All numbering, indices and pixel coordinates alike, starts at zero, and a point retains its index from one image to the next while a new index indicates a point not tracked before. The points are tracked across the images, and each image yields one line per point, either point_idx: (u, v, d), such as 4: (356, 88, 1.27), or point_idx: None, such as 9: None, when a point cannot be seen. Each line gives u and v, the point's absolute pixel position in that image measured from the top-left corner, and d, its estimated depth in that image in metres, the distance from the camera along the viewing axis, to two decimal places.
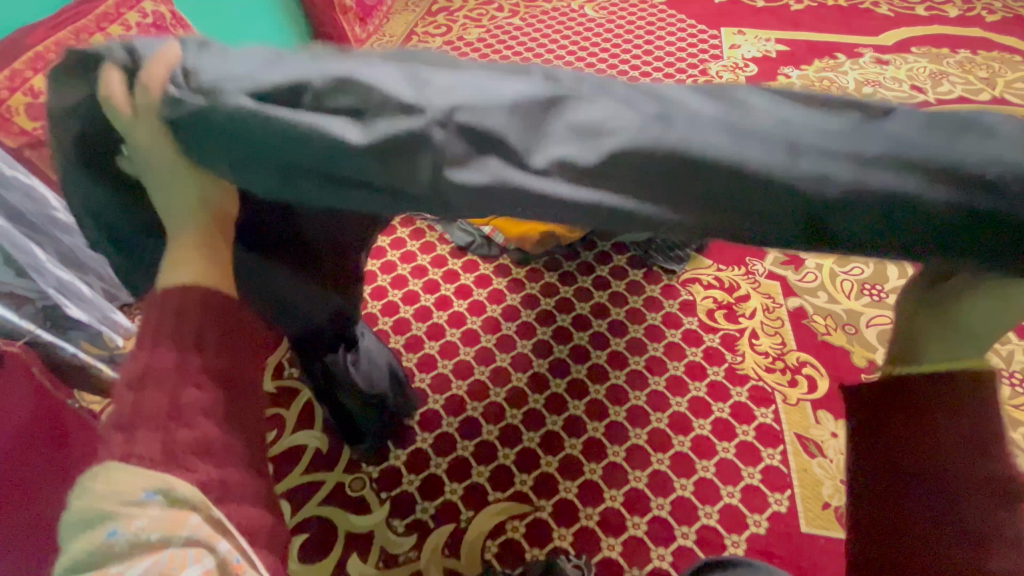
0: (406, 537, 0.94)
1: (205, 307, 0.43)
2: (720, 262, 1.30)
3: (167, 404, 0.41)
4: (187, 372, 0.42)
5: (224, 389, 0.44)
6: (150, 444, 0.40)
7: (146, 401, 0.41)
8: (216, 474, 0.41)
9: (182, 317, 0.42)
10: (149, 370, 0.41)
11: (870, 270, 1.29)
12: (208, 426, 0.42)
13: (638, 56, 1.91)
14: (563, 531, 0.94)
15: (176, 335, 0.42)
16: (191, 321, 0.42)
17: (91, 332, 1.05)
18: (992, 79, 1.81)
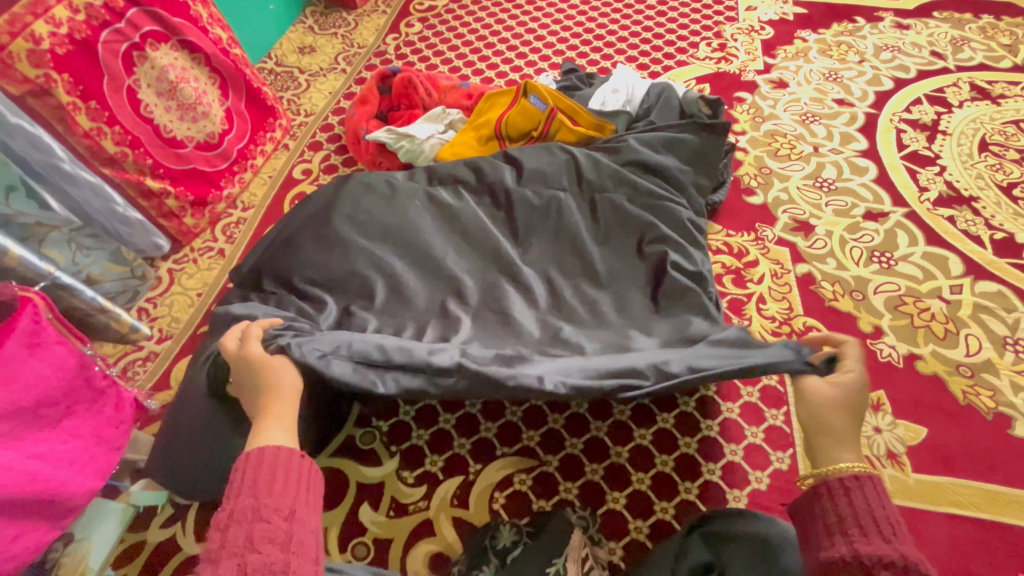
0: (415, 488, 0.96)
1: (273, 463, 0.59)
2: (729, 228, 1.30)
3: (245, 537, 0.53)
4: (259, 513, 0.54)
5: (287, 523, 0.55)
6: (230, 567, 0.51)
7: (230, 537, 0.53)
8: (278, 562, 0.52)
9: (258, 471, 0.58)
10: (233, 519, 0.54)
11: (880, 238, 1.28)
12: (273, 550, 0.53)
13: (651, 17, 1.85)
14: (569, 485, 0.96)
15: (256, 487, 0.56)
16: (267, 476, 0.58)
17: (112, 252, 1.16)
18: (1014, 46, 1.76)
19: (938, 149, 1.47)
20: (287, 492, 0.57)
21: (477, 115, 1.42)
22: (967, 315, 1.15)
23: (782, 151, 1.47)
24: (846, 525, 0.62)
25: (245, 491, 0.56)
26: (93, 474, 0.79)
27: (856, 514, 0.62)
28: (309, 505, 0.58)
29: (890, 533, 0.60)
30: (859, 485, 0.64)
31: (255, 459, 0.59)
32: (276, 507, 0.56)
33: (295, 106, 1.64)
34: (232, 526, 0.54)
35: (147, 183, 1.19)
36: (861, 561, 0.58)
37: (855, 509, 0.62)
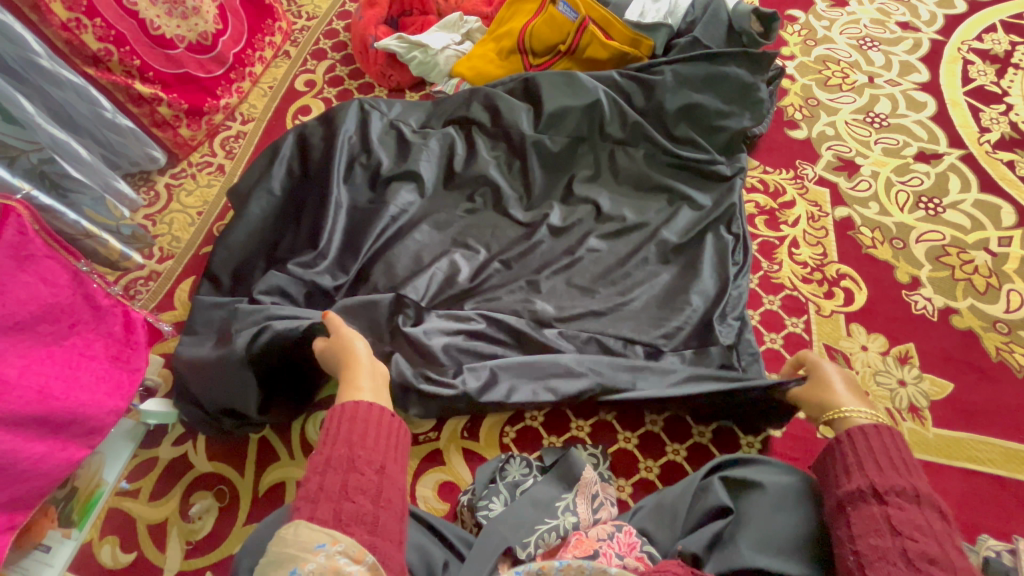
0: (425, 419, 0.95)
1: (367, 415, 0.58)
2: (767, 164, 1.21)
3: (341, 483, 0.52)
4: (354, 464, 0.54)
5: (378, 476, 0.54)
6: (327, 508, 0.50)
7: (326, 482, 0.52)
8: (370, 507, 0.52)
9: (354, 423, 0.57)
10: (331, 464, 0.54)
11: (929, 181, 1.19)
12: (365, 500, 0.52)
13: None
14: (580, 423, 0.95)
15: (351, 437, 0.56)
16: (360, 428, 0.57)
17: (94, 197, 1.01)
18: None
19: (1007, 84, 1.33)
20: (378, 445, 0.57)
21: (499, 24, 1.28)
22: (1012, 269, 1.08)
23: (833, 80, 1.33)
24: (867, 463, 0.66)
25: (339, 437, 0.56)
26: (105, 393, 0.78)
27: (873, 455, 0.66)
28: (397, 464, 0.58)
29: (907, 470, 0.64)
30: (876, 429, 0.69)
31: (349, 414, 0.58)
32: (367, 458, 0.55)
33: (296, 7, 1.48)
34: (328, 471, 0.53)
35: (136, 88, 1.09)
36: (878, 488, 0.63)
37: (874, 448, 0.67)
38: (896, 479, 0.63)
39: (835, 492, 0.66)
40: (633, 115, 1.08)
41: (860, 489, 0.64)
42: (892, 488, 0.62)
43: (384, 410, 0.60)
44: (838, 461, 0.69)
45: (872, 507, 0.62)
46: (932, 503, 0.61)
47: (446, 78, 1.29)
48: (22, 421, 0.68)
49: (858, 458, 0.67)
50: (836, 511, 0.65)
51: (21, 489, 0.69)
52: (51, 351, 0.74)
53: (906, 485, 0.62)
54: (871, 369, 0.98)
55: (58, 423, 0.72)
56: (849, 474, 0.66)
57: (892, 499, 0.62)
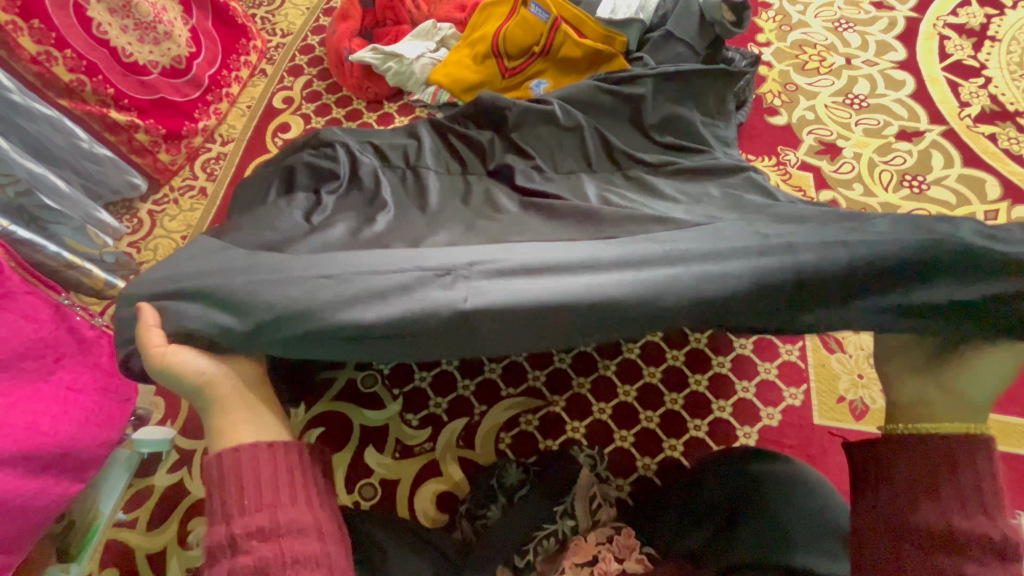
0: (419, 430, 0.95)
1: (239, 470, 0.54)
2: (749, 152, 1.20)
3: (231, 563, 0.51)
4: (237, 543, 0.51)
5: (266, 540, 0.52)
6: None
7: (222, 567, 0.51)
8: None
9: (228, 488, 0.54)
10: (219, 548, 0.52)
11: (912, 160, 1.18)
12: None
13: None
14: (575, 424, 0.94)
15: (229, 507, 0.53)
16: (236, 490, 0.54)
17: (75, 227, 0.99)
18: None
19: (985, 58, 1.32)
20: (260, 503, 0.53)
21: (472, 30, 1.28)
22: None
23: (811, 64, 1.33)
24: (944, 483, 0.52)
25: (221, 513, 0.54)
26: (95, 425, 0.79)
27: (958, 480, 0.51)
28: (293, 509, 0.54)
29: (994, 506, 0.50)
30: (969, 445, 0.52)
31: (220, 478, 0.54)
32: (250, 530, 0.52)
33: (270, 25, 1.48)
34: (221, 557, 0.52)
35: (112, 116, 1.09)
36: (954, 531, 0.50)
37: (962, 466, 0.52)
38: (987, 524, 0.50)
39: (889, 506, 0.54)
40: (618, 144, 1.01)
41: (925, 525, 0.51)
42: (975, 535, 0.49)
43: (256, 455, 0.55)
44: (909, 466, 0.54)
45: (935, 552, 0.50)
46: (1016, 556, 0.49)
47: (423, 86, 1.29)
48: (13, 460, 0.67)
49: (948, 473, 0.52)
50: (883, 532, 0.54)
51: (15, 527, 0.68)
52: (37, 387, 0.73)
53: (989, 532, 0.49)
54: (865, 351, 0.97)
55: (49, 460, 0.72)
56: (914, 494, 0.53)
57: (973, 551, 0.49)
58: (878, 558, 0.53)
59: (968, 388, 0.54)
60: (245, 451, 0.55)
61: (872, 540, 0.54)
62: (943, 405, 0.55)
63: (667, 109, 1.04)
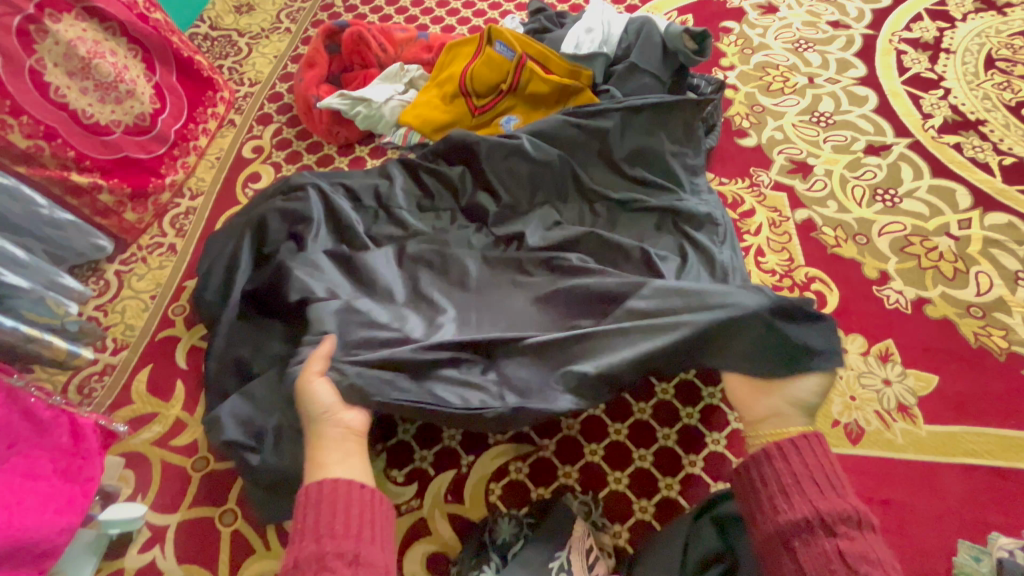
0: (405, 487, 0.91)
1: (332, 499, 0.61)
2: (722, 176, 1.21)
3: None
4: (325, 560, 0.56)
5: (351, 568, 0.56)
6: None
7: None
8: None
9: (320, 509, 0.60)
10: (299, 562, 0.57)
11: (882, 174, 1.19)
12: None
13: None
14: (567, 469, 0.91)
15: (318, 527, 0.59)
16: (328, 513, 0.60)
17: (32, 298, 0.93)
18: None
19: (942, 70, 1.36)
20: (347, 531, 0.59)
21: (440, 70, 1.28)
22: (976, 251, 1.08)
23: (775, 85, 1.35)
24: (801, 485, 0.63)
25: (309, 532, 0.59)
26: (53, 511, 0.73)
27: (809, 469, 0.63)
28: (373, 546, 0.59)
29: (841, 488, 0.62)
30: (809, 443, 0.65)
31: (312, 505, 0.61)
32: (338, 552, 0.57)
33: (237, 75, 1.47)
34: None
35: (73, 179, 1.06)
36: (823, 518, 0.59)
37: (809, 467, 0.63)
38: (840, 501, 0.60)
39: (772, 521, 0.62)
40: (587, 178, 1.03)
41: (799, 519, 0.60)
42: (833, 518, 0.59)
43: (349, 487, 0.62)
44: (778, 471, 0.64)
45: (818, 538, 0.58)
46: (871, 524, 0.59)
47: (394, 128, 1.29)
48: None
49: (807, 469, 0.63)
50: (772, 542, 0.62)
51: None
52: None
53: (845, 510, 0.59)
54: (855, 371, 0.96)
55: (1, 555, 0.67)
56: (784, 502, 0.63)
57: (840, 529, 0.58)
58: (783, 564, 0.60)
59: (805, 394, 0.69)
60: (337, 486, 0.62)
61: (771, 553, 0.61)
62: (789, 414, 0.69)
63: (634, 142, 1.04)
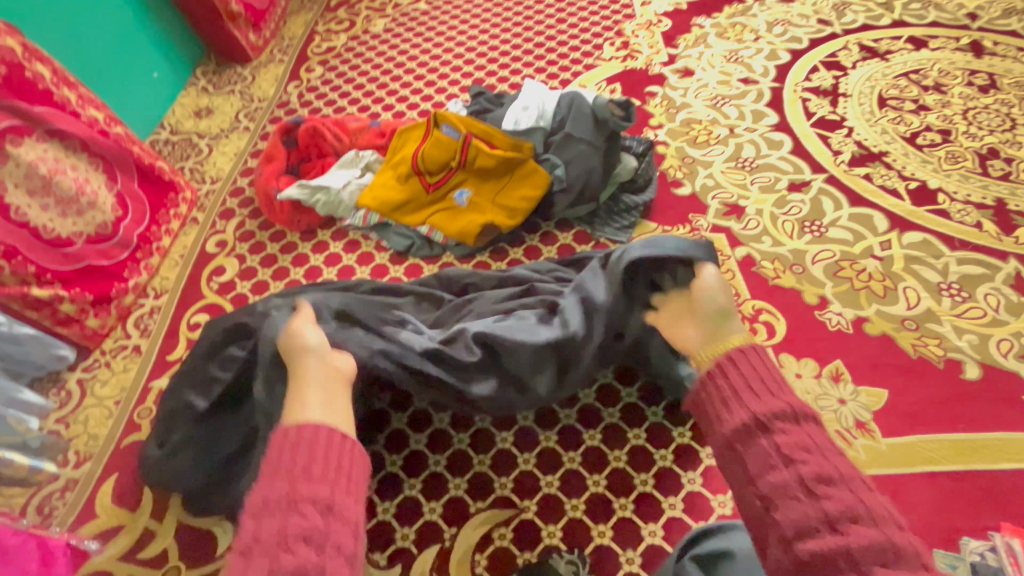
0: (390, 569, 0.88)
1: (315, 442, 0.57)
2: (664, 224, 1.30)
3: (285, 490, 0.52)
4: (296, 501, 0.51)
5: (323, 517, 0.51)
6: (260, 566, 0.47)
7: (264, 528, 0.50)
8: (313, 559, 0.48)
9: (296, 448, 0.56)
10: (263, 493, 0.53)
11: (807, 207, 1.31)
12: (307, 550, 0.49)
13: (552, 24, 1.83)
14: (551, 528, 0.90)
15: (289, 460, 0.55)
16: (291, 450, 0.56)
17: None
18: (891, 3, 1.83)
19: (843, 111, 1.52)
20: (325, 476, 0.54)
21: (393, 154, 1.37)
22: (900, 268, 1.17)
23: (700, 138, 1.49)
24: (791, 455, 0.56)
25: (280, 471, 0.54)
26: None
27: (750, 383, 0.64)
28: (343, 487, 0.55)
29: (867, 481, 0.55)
30: (746, 358, 0.67)
31: (288, 436, 0.57)
32: (312, 497, 0.52)
33: (199, 174, 1.54)
34: (269, 517, 0.51)
35: (33, 293, 1.07)
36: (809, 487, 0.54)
37: (751, 376, 0.65)
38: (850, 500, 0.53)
39: (746, 472, 0.59)
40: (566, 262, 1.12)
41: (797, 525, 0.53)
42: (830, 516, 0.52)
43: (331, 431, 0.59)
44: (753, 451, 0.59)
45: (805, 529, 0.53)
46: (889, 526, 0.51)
47: (353, 210, 1.35)
48: None
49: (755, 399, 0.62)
50: (757, 527, 0.57)
51: None
52: None
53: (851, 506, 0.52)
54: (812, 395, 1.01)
55: None
56: (777, 463, 0.56)
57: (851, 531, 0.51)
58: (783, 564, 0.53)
59: (708, 303, 0.80)
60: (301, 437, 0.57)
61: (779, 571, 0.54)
62: (712, 350, 0.73)
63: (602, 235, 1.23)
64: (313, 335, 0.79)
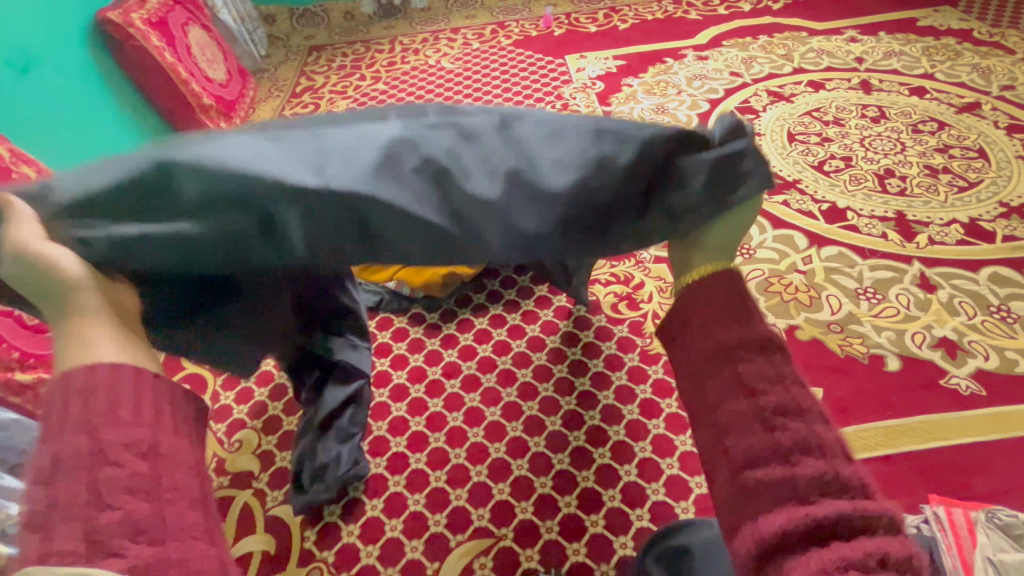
0: None
1: (120, 386, 0.43)
2: (612, 260, 1.42)
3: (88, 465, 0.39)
4: (103, 454, 0.40)
5: (145, 458, 0.41)
6: (70, 533, 0.37)
7: (63, 492, 0.38)
8: (148, 552, 0.38)
9: (85, 395, 0.42)
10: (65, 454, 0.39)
11: None
12: (135, 500, 0.39)
13: (499, 94, 2.04)
14: (528, 552, 0.95)
15: (85, 414, 0.41)
16: (89, 397, 0.42)
17: None
18: (790, 54, 2.10)
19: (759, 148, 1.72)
20: (138, 418, 0.42)
21: None
22: (822, 279, 1.31)
23: None
24: (751, 383, 0.47)
25: (70, 423, 0.40)
26: None
27: (719, 306, 0.51)
28: (176, 440, 0.44)
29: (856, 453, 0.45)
30: (721, 284, 0.53)
31: (75, 383, 0.42)
32: (125, 441, 0.41)
33: None
34: (64, 478, 0.39)
35: (16, 378, 1.11)
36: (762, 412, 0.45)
37: (724, 301, 0.52)
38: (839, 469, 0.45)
39: (705, 401, 0.49)
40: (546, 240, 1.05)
41: (749, 457, 0.45)
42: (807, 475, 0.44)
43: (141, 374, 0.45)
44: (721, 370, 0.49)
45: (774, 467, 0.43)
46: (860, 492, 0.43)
47: None
48: None
49: (702, 329, 0.51)
50: (708, 455, 0.48)
51: None
52: None
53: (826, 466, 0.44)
54: None
55: None
56: (739, 392, 0.47)
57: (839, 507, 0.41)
58: (738, 499, 0.44)
59: (716, 235, 0.57)
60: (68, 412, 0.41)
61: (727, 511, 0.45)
62: (696, 259, 0.58)
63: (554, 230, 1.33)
64: (29, 232, 0.48)
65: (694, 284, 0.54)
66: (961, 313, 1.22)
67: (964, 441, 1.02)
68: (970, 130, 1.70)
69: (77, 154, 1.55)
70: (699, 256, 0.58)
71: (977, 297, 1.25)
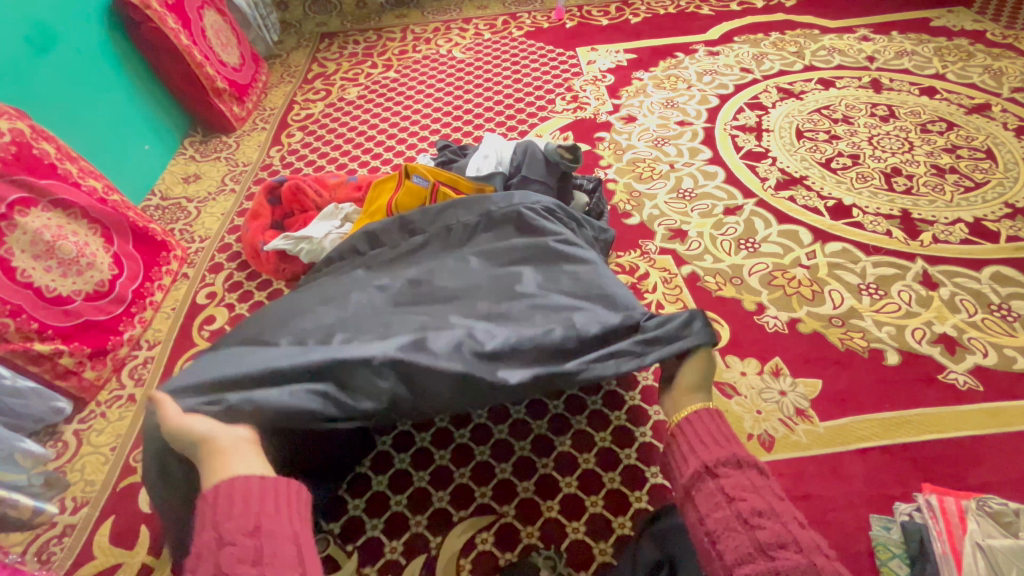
0: None
1: (241, 491, 0.64)
2: (618, 250, 1.44)
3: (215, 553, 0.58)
4: (223, 539, 0.59)
5: (253, 537, 0.59)
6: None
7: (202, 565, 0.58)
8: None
9: (222, 502, 0.63)
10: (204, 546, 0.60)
11: (741, 227, 1.47)
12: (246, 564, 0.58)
13: (509, 84, 2.05)
14: (529, 529, 0.98)
15: (218, 515, 0.62)
16: (222, 505, 0.62)
17: None
18: (801, 52, 2.10)
19: (767, 144, 1.73)
20: (246, 511, 0.62)
21: (369, 204, 1.49)
22: (825, 274, 1.33)
23: (645, 174, 1.67)
24: (729, 491, 0.66)
25: (208, 523, 0.61)
26: None
27: (700, 437, 0.74)
28: (279, 522, 0.62)
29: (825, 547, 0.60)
30: (699, 419, 0.76)
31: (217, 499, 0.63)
32: (239, 527, 0.60)
33: (188, 234, 1.65)
34: (204, 560, 0.59)
35: (35, 348, 1.15)
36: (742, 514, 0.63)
37: (700, 434, 0.75)
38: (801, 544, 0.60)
39: (698, 513, 0.68)
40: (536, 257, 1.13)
41: (728, 545, 0.63)
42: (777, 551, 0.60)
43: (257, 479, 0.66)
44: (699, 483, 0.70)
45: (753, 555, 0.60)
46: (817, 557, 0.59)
47: None
48: None
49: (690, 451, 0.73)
50: (706, 556, 0.66)
51: None
52: None
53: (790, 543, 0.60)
54: (756, 389, 1.13)
55: None
56: (719, 499, 0.66)
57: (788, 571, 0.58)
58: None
59: (687, 376, 0.83)
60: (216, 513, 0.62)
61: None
62: (681, 399, 0.82)
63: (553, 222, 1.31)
64: (174, 411, 0.73)
65: (683, 423, 0.77)
66: (961, 310, 1.23)
67: (960, 434, 1.04)
68: (978, 131, 1.70)
69: (92, 134, 1.57)
70: (684, 398, 0.81)
71: (977, 295, 1.26)
